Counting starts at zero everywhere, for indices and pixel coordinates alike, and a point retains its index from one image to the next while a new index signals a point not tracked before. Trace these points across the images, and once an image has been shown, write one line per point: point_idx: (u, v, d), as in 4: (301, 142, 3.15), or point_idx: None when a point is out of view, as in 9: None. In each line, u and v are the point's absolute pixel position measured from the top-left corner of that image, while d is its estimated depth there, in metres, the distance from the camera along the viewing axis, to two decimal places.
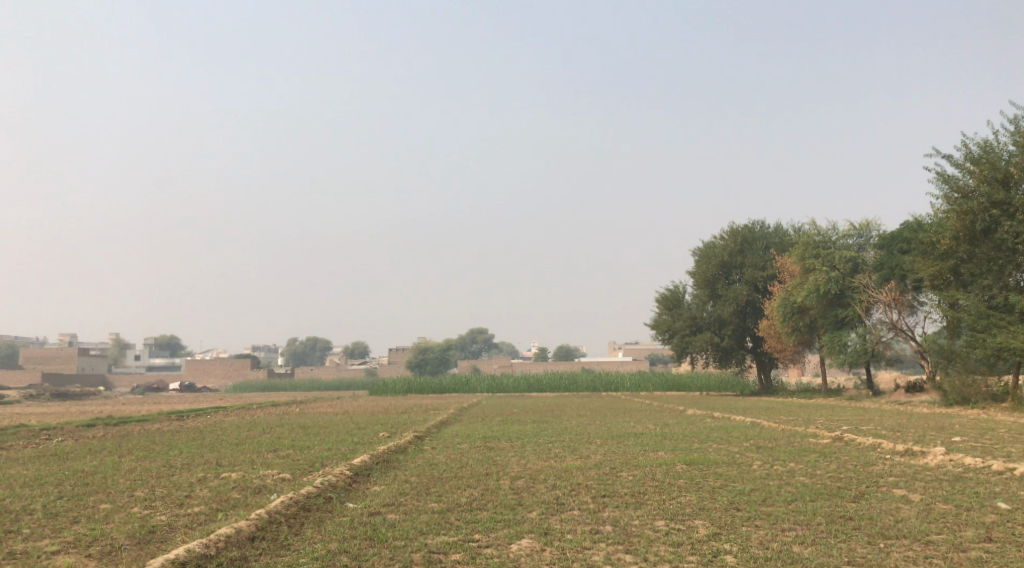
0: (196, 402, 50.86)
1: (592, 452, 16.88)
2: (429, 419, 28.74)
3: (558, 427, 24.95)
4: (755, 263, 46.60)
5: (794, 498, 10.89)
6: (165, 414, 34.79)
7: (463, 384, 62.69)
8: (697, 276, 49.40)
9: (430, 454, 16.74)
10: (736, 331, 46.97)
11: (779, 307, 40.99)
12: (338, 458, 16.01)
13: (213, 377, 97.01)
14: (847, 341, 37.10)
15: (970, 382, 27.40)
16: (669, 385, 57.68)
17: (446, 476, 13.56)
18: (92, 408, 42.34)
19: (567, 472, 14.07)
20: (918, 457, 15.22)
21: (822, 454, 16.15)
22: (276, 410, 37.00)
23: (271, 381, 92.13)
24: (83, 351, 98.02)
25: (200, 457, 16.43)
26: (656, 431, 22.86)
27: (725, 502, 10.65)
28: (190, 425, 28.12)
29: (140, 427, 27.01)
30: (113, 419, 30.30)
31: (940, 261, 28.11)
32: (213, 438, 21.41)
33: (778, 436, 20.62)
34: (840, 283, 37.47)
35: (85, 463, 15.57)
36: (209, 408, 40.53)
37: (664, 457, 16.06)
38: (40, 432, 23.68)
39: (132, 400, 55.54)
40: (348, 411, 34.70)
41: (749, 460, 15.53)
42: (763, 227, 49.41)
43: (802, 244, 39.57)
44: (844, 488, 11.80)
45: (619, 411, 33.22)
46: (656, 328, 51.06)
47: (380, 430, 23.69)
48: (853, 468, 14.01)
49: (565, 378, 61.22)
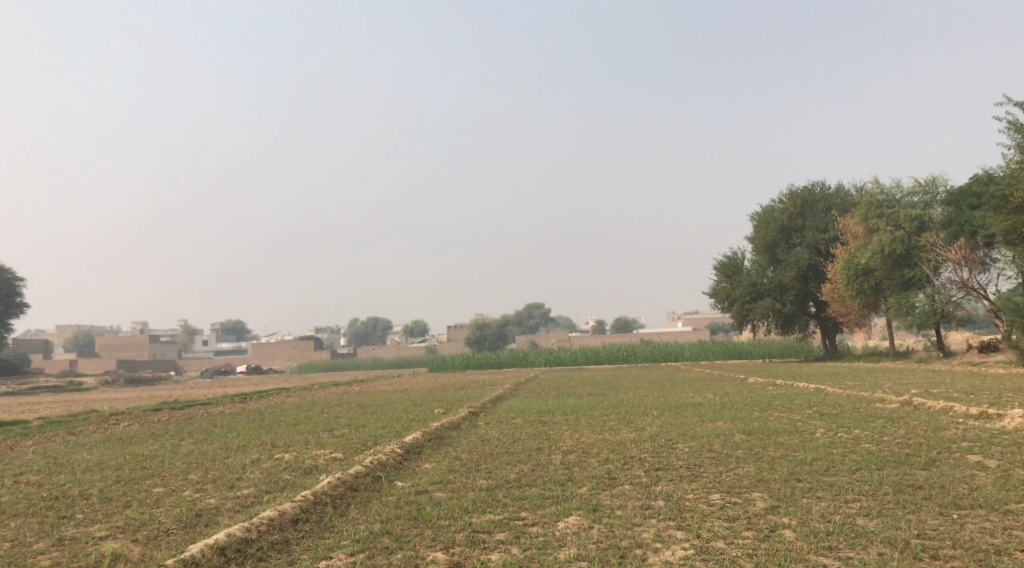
0: (260, 384, 51.89)
1: (647, 424, 16.51)
2: (486, 394, 28.72)
3: (614, 399, 24.64)
4: (816, 226, 45.13)
5: (859, 467, 10.34)
6: (230, 397, 35.64)
7: (521, 358, 62.64)
8: (756, 242, 48.15)
9: (483, 430, 16.56)
10: (798, 296, 45.71)
11: (841, 270, 39.66)
12: (392, 436, 15.93)
13: (278, 358, 99.07)
14: (915, 303, 35.69)
15: None
16: (731, 353, 56.65)
17: (497, 452, 13.36)
18: (162, 393, 43.63)
19: (621, 445, 13.72)
20: (994, 420, 14.45)
21: (889, 419, 15.46)
22: (336, 389, 37.52)
23: (333, 361, 93.77)
24: (154, 339, 101.23)
25: (258, 438, 16.61)
26: (715, 401, 22.33)
27: (785, 473, 10.19)
28: (252, 406, 28.68)
29: (204, 410, 27.60)
30: (180, 403, 31.06)
31: (1013, 215, 26.68)
32: (271, 419, 21.69)
33: (843, 402, 19.93)
34: (906, 243, 36.02)
35: (146, 447, 15.87)
36: (272, 389, 41.30)
37: (723, 427, 15.58)
38: (109, 416, 24.33)
39: (201, 384, 56.90)
40: (406, 389, 34.88)
41: (812, 429, 14.94)
42: (824, 188, 47.73)
43: (864, 204, 38.11)
44: (913, 455, 11.19)
45: (678, 382, 32.48)
46: (715, 296, 50.03)
47: (435, 406, 23.75)
48: (923, 434, 13.34)
49: (624, 349, 60.64)
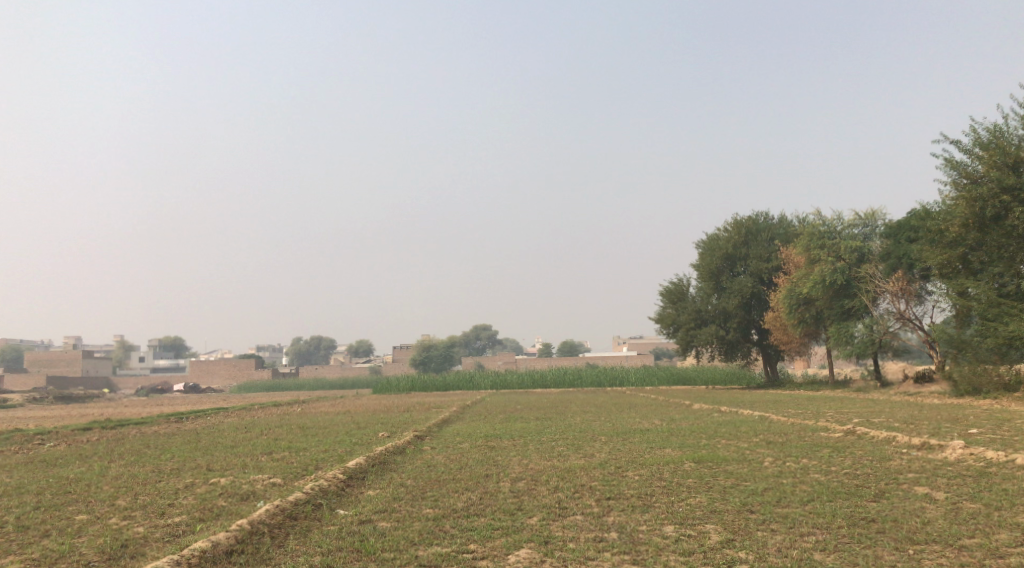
0: (197, 403, 50.23)
1: (596, 450, 16.31)
2: (431, 417, 28.18)
3: (562, 424, 24.42)
4: (760, 254, 45.91)
5: (811, 499, 10.24)
6: (165, 416, 34.31)
7: (467, 380, 62.16)
8: (701, 269, 48.72)
9: (428, 455, 16.14)
10: (741, 324, 46.33)
11: (784, 299, 40.31)
12: (334, 460, 15.38)
13: (218, 377, 96.39)
14: (854, 332, 36.46)
15: (981, 371, 26.67)
16: (675, 379, 57.09)
17: (444, 479, 12.96)
18: (93, 411, 41.84)
19: (571, 472, 13.44)
20: (936, 451, 14.62)
21: (835, 449, 15.52)
22: (277, 410, 36.48)
23: (275, 381, 91.70)
24: (88, 354, 97.66)
25: (192, 461, 15.91)
26: (661, 427, 22.28)
27: (737, 504, 10.04)
28: (187, 426, 27.61)
29: (137, 429, 26.49)
30: (111, 423, 29.79)
31: (949, 249, 27.42)
32: (208, 440, 20.86)
33: (788, 430, 20.03)
34: (846, 274, 36.77)
35: (71, 469, 15.01)
36: (209, 409, 39.89)
37: (672, 454, 15.45)
38: (33, 436, 23.12)
39: (135, 403, 54.90)
40: (350, 410, 34.03)
41: (760, 457, 14.92)
42: (768, 218, 48.61)
43: (806, 235, 38.84)
44: (863, 486, 11.17)
45: (624, 407, 32.45)
46: (660, 321, 50.41)
47: (379, 430, 23.14)
48: (869, 464, 13.39)
49: (570, 373, 60.65)
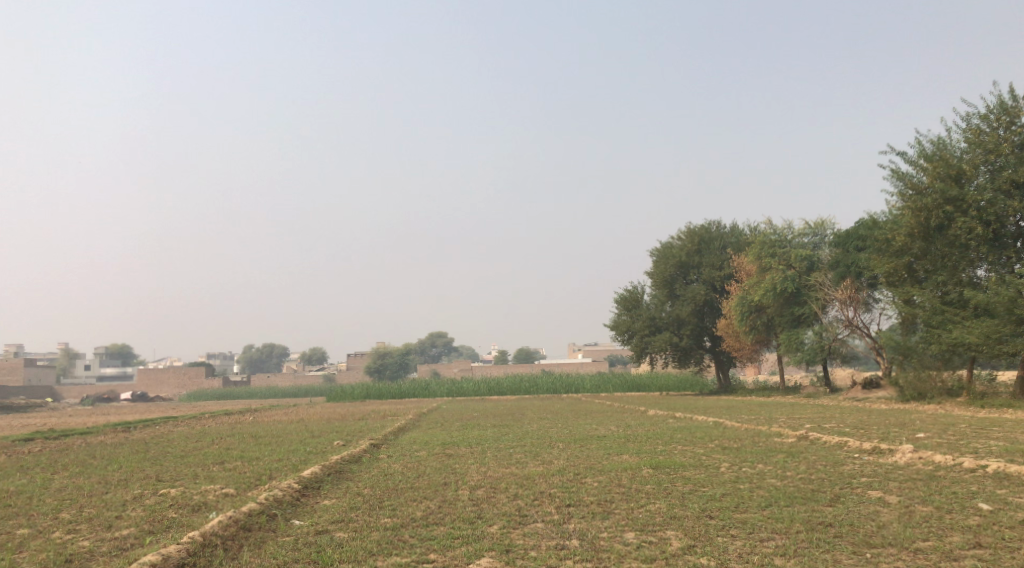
0: (145, 412, 49.02)
1: (554, 457, 16.25)
2: (386, 425, 27.86)
3: (519, 431, 24.38)
4: (712, 263, 46.52)
5: (769, 504, 10.34)
6: (111, 426, 33.32)
7: (422, 388, 61.70)
8: (655, 277, 49.20)
9: (385, 464, 15.93)
10: (694, 331, 46.87)
11: (736, 306, 40.88)
12: (288, 470, 15.04)
13: (166, 386, 94.06)
14: (804, 339, 37.16)
15: (925, 377, 27.35)
16: (630, 386, 57.46)
17: (401, 487, 12.77)
18: (35, 421, 40.45)
19: (529, 480, 13.36)
20: (887, 455, 14.90)
21: (789, 454, 15.74)
22: (228, 419, 35.70)
23: (225, 389, 89.92)
24: (30, 362, 94.61)
25: (140, 472, 15.43)
26: (618, 433, 22.37)
27: (696, 510, 10.06)
28: (135, 436, 26.82)
29: (82, 440, 25.62)
30: (54, 432, 28.85)
31: (895, 258, 28.10)
32: (157, 450, 20.29)
33: (742, 436, 20.27)
34: (796, 281, 37.43)
35: (11, 481, 14.43)
36: (157, 418, 38.82)
37: (630, 460, 15.48)
38: None
39: (80, 412, 53.31)
40: (304, 418, 33.44)
41: (716, 463, 15.02)
42: (720, 227, 49.29)
43: (758, 243, 39.47)
44: (818, 490, 11.31)
45: (580, 413, 32.48)
46: (615, 328, 50.71)
47: (333, 438, 22.81)
48: (823, 469, 13.58)
49: (526, 380, 60.60)
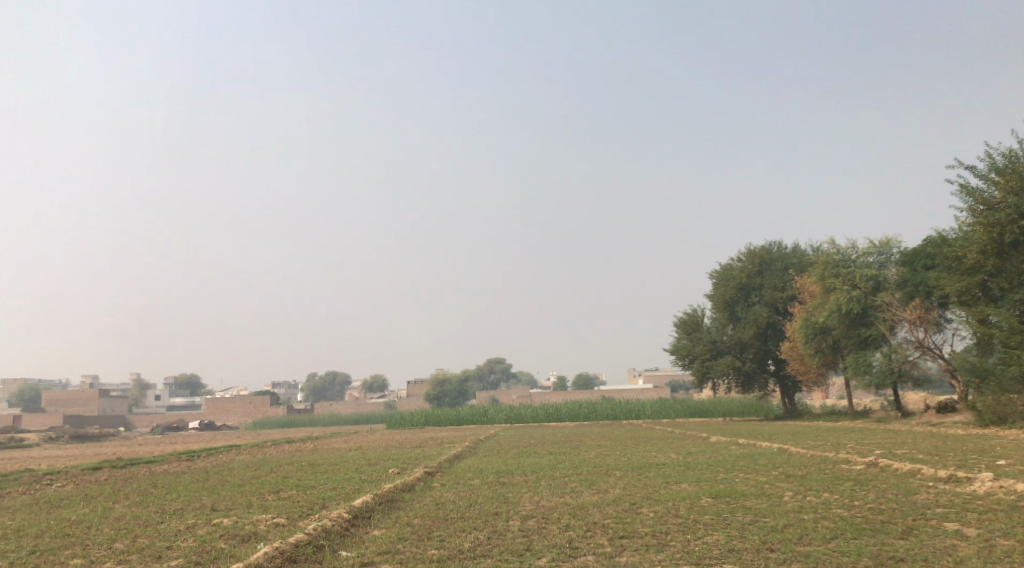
0: (210, 441, 49.76)
1: (611, 486, 15.85)
2: (443, 453, 27.75)
3: (576, 458, 24.01)
4: (774, 284, 45.41)
5: (834, 536, 9.81)
6: (176, 455, 33.99)
7: (481, 415, 61.53)
8: (715, 299, 48.24)
9: (438, 492, 15.74)
10: (757, 354, 45.74)
11: (800, 329, 39.71)
12: (340, 499, 14.97)
13: (232, 415, 95.82)
14: (872, 362, 35.83)
15: (1004, 401, 25.98)
16: (692, 412, 56.27)
17: (452, 517, 12.54)
18: (105, 451, 41.53)
19: (583, 510, 13.01)
20: (964, 483, 14.11)
21: (857, 481, 15.04)
22: (290, 447, 36.12)
23: (290, 417, 91.23)
24: (103, 393, 97.64)
25: (196, 501, 15.57)
26: (678, 460, 21.77)
27: (756, 542, 9.57)
28: (197, 465, 27.26)
29: (147, 469, 26.15)
30: (122, 462, 29.58)
31: (967, 276, 26.91)
32: (216, 479, 20.52)
33: (809, 463, 19.51)
34: (863, 302, 36.21)
35: (73, 510, 14.70)
36: (220, 446, 39.48)
37: (688, 489, 14.96)
38: (42, 476, 22.80)
39: (148, 441, 54.64)
40: (362, 446, 33.55)
41: (779, 491, 14.41)
42: (782, 247, 48.13)
43: (821, 263, 38.38)
44: (888, 522, 10.68)
45: (639, 440, 31.79)
46: (675, 353, 49.80)
47: (390, 466, 22.77)
48: (894, 498, 12.89)
49: (585, 406, 59.88)
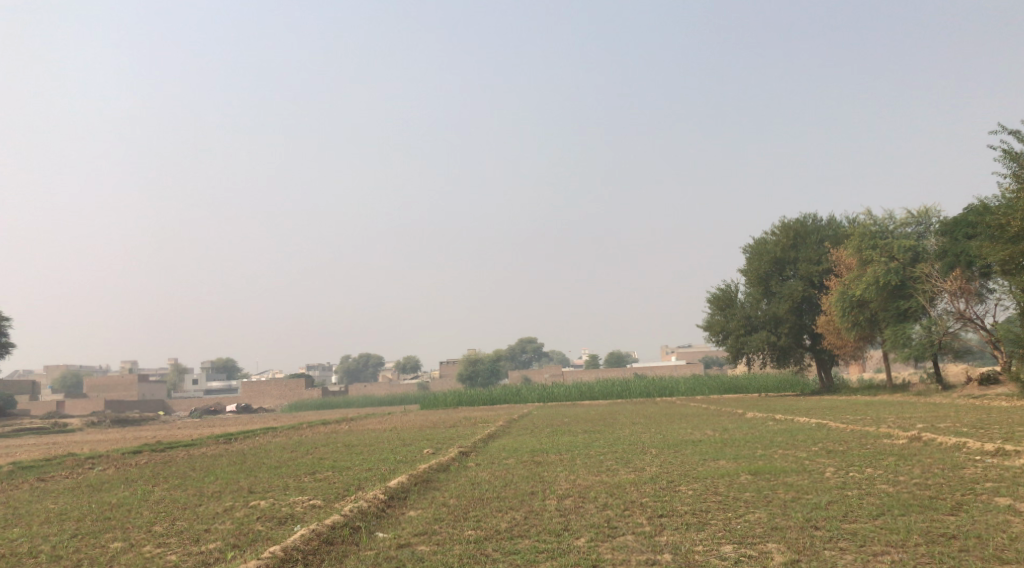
0: (247, 424, 50.30)
1: (647, 464, 15.67)
2: (477, 432, 27.73)
3: (611, 436, 23.87)
4: (809, 257, 44.65)
5: (881, 512, 9.53)
6: (215, 437, 34.40)
7: (514, 394, 61.51)
8: (749, 274, 47.57)
9: (474, 472, 15.69)
10: (793, 329, 45.09)
11: (836, 302, 39.00)
12: (376, 480, 14.96)
13: (268, 398, 97.11)
14: (911, 334, 35.06)
15: None
16: (726, 388, 55.74)
17: (488, 497, 12.45)
18: (146, 434, 42.20)
19: (620, 488, 12.85)
20: (1012, 457, 13.70)
21: (901, 456, 14.68)
22: (325, 429, 36.36)
23: (324, 399, 92.19)
24: (143, 378, 99.33)
25: (234, 483, 15.67)
26: (714, 437, 21.53)
27: (800, 520, 9.33)
28: (235, 447, 27.55)
29: (185, 452, 26.45)
30: (161, 445, 30.04)
31: (1010, 244, 26.11)
32: (253, 461, 20.66)
33: (849, 438, 19.10)
34: (901, 274, 35.42)
35: (114, 494, 14.88)
36: (256, 429, 39.88)
37: (726, 466, 14.70)
38: (84, 460, 23.17)
39: (187, 424, 55.43)
40: (397, 427, 33.60)
41: (821, 468, 14.11)
42: (817, 220, 47.23)
43: (857, 235, 37.55)
44: (937, 497, 10.37)
45: (674, 417, 31.47)
46: (709, 329, 49.23)
47: (424, 446, 22.74)
48: (940, 473, 12.55)
49: (619, 384, 59.62)
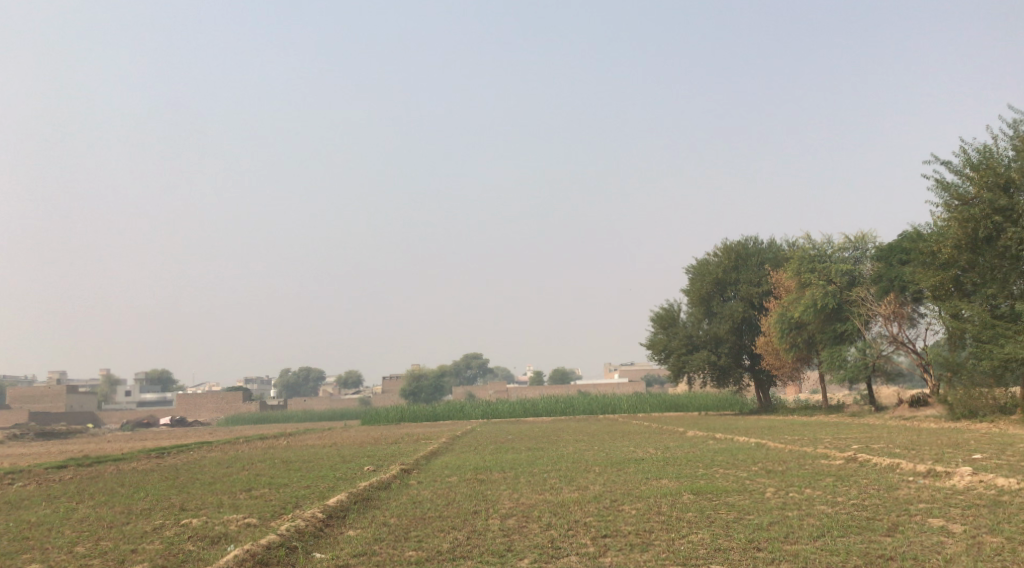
0: (181, 438, 48.80)
1: (590, 483, 15.61)
2: (418, 449, 27.36)
3: (554, 454, 23.79)
4: (750, 279, 45.52)
5: (821, 534, 9.61)
6: (146, 452, 33.23)
7: (457, 410, 61.07)
8: (691, 294, 48.24)
9: (415, 490, 15.40)
10: (733, 349, 45.86)
11: (774, 323, 39.78)
12: (314, 497, 14.56)
13: (204, 411, 94.59)
14: (847, 356, 35.95)
15: (976, 395, 26.07)
16: (667, 406, 56.26)
17: (430, 516, 12.21)
18: (73, 448, 40.56)
19: (564, 507, 12.74)
20: (944, 478, 14.02)
21: (839, 477, 14.92)
22: (262, 444, 35.46)
23: (263, 413, 90.14)
24: (72, 389, 95.73)
25: (165, 500, 15.07)
26: (656, 455, 21.63)
27: (743, 541, 9.34)
28: (167, 462, 26.62)
29: (114, 467, 25.41)
30: (88, 459, 28.84)
31: (941, 271, 26.96)
32: (186, 477, 19.96)
33: (787, 458, 19.37)
34: (838, 297, 36.31)
35: (34, 512, 14.14)
36: (190, 443, 38.68)
37: (669, 486, 14.73)
38: (3, 476, 22.07)
39: (117, 438, 53.45)
40: (337, 443, 32.94)
41: (761, 487, 14.24)
42: (757, 242, 48.22)
43: (797, 259, 38.38)
44: (874, 519, 10.52)
45: (616, 436, 31.57)
46: (651, 348, 49.69)
47: (364, 463, 22.30)
48: (876, 494, 12.76)
49: (562, 402, 59.70)
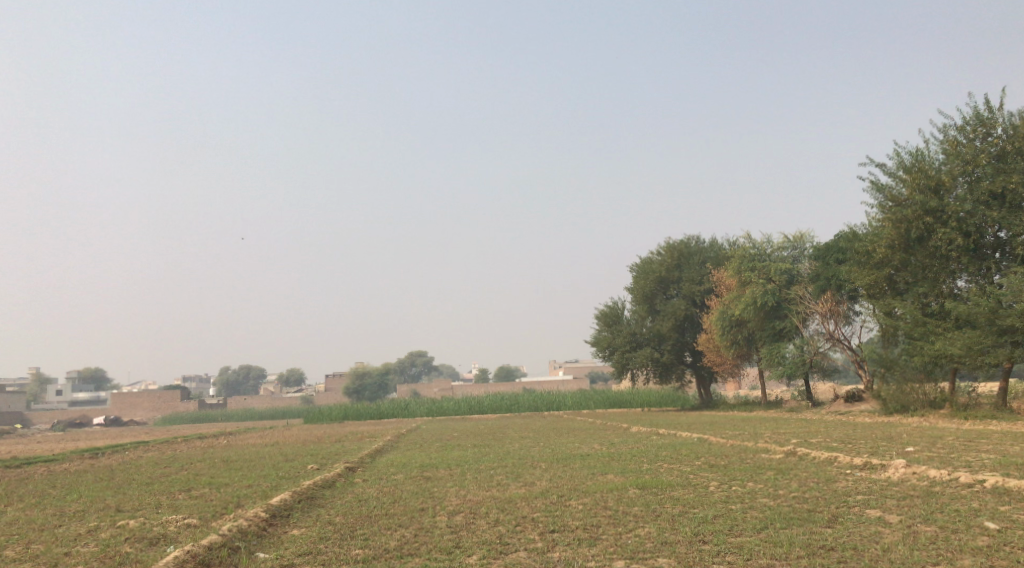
0: (116, 438, 47.36)
1: (537, 479, 15.65)
2: (363, 447, 27.04)
3: (499, 451, 23.78)
4: (692, 277, 46.32)
5: (764, 526, 9.79)
6: (79, 452, 32.14)
7: (401, 408, 60.66)
8: (635, 292, 48.82)
9: (360, 488, 15.22)
10: (675, 346, 46.58)
11: (716, 320, 40.51)
12: (256, 497, 14.27)
13: (140, 411, 92.05)
14: (785, 353, 36.83)
15: (908, 390, 26.96)
16: (611, 403, 56.83)
17: (375, 514, 12.08)
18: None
19: (511, 503, 12.74)
20: (879, 470, 14.45)
21: (779, 470, 15.24)
22: (201, 443, 34.63)
23: (202, 412, 88.13)
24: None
25: (99, 502, 14.57)
26: (601, 451, 21.81)
27: (688, 534, 9.47)
28: (100, 463, 25.78)
29: (44, 468, 24.49)
30: (16, 460, 27.77)
31: (875, 270, 27.79)
32: (121, 478, 19.35)
33: (729, 453, 19.71)
34: (777, 295, 37.14)
35: None
36: (125, 443, 37.59)
37: (614, 481, 14.85)
38: None
39: (47, 439, 51.61)
40: (279, 442, 32.36)
41: (704, 481, 14.47)
42: (699, 242, 49.08)
43: (738, 257, 39.10)
44: (814, 510, 10.78)
45: (562, 432, 31.73)
46: (596, 345, 50.12)
47: (307, 462, 21.95)
48: (816, 486, 13.07)
49: (507, 399, 59.79)
